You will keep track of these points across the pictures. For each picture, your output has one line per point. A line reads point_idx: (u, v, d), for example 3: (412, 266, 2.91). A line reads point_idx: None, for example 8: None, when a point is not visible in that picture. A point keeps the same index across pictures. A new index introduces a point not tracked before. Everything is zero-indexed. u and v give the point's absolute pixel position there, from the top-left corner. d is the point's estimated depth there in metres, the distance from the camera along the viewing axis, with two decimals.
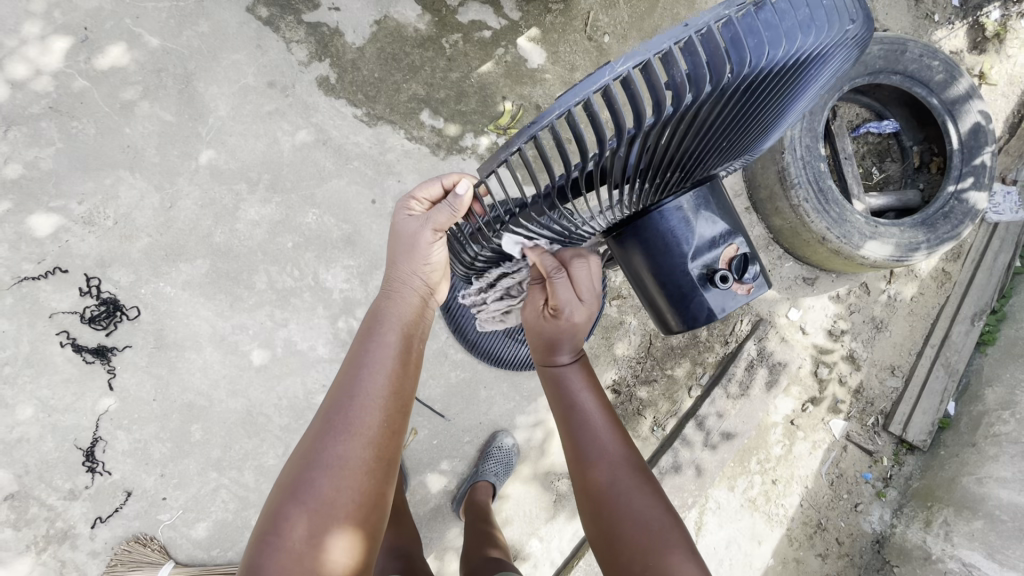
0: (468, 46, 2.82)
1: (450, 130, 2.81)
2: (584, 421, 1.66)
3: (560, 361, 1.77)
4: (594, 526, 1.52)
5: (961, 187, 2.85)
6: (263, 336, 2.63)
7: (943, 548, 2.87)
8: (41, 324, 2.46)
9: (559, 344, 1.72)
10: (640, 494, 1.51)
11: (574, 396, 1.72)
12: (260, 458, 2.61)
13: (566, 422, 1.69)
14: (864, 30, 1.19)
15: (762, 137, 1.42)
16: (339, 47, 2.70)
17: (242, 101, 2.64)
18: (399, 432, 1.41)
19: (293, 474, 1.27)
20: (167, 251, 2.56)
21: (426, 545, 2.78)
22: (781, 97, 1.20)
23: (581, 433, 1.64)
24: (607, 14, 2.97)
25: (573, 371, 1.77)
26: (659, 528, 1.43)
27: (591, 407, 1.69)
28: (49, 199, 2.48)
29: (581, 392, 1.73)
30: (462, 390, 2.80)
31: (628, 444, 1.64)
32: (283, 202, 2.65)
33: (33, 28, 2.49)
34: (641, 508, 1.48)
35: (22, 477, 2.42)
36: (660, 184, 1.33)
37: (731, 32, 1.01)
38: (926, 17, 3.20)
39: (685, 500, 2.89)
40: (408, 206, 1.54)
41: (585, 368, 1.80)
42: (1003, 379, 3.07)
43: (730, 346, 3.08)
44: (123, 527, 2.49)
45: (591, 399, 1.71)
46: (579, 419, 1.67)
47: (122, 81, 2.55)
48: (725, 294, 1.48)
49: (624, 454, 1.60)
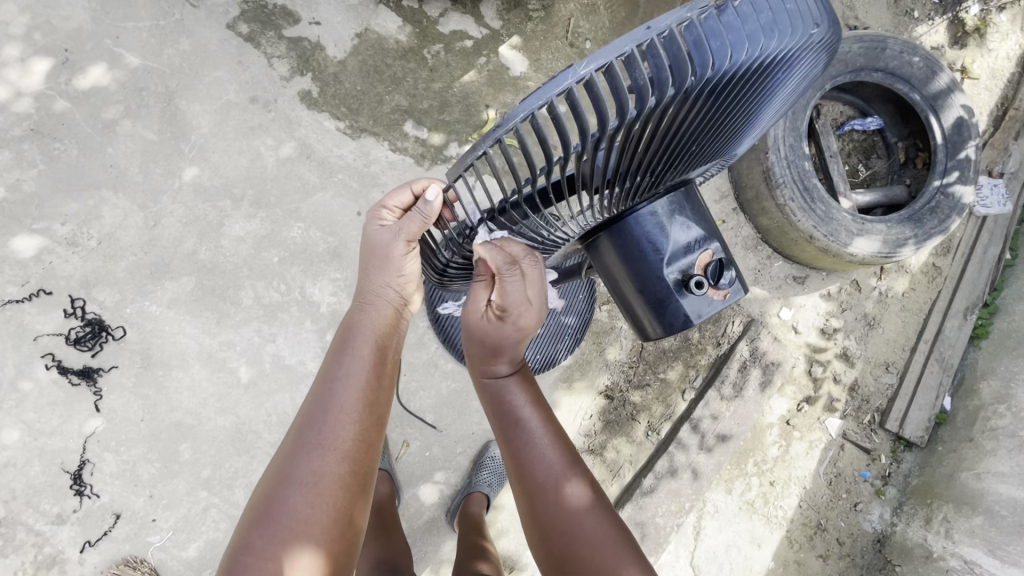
0: (450, 56, 2.83)
1: (435, 139, 2.80)
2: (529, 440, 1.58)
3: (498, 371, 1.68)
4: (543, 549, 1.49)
5: (947, 181, 2.85)
6: (251, 352, 2.61)
7: (943, 545, 2.85)
8: (27, 347, 2.44)
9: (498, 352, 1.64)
10: (590, 513, 1.47)
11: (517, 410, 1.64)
12: (251, 475, 2.59)
13: (510, 439, 1.61)
14: (831, 34, 1.19)
15: (735, 141, 1.41)
16: (321, 60, 2.71)
17: (225, 117, 2.64)
18: (374, 446, 1.40)
19: (267, 492, 1.25)
20: (152, 269, 2.54)
21: (421, 559, 2.75)
22: (749, 101, 1.20)
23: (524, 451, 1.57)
24: (587, 20, 2.98)
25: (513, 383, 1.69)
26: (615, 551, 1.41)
27: (533, 423, 1.62)
28: (31, 221, 2.47)
29: (523, 408, 1.64)
30: (454, 400, 2.78)
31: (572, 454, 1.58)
32: (268, 216, 2.64)
33: (13, 50, 2.49)
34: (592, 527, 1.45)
35: (10, 503, 2.39)
36: (631, 189, 1.31)
37: (693, 35, 1.01)
38: (905, 13, 3.22)
39: (682, 504, 2.84)
40: (378, 216, 1.52)
41: (524, 378, 1.72)
42: (997, 373, 3.06)
43: (722, 348, 3.07)
44: (113, 550, 2.46)
45: (536, 416, 1.63)
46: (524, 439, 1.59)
47: (104, 100, 2.55)
48: (702, 300, 1.47)
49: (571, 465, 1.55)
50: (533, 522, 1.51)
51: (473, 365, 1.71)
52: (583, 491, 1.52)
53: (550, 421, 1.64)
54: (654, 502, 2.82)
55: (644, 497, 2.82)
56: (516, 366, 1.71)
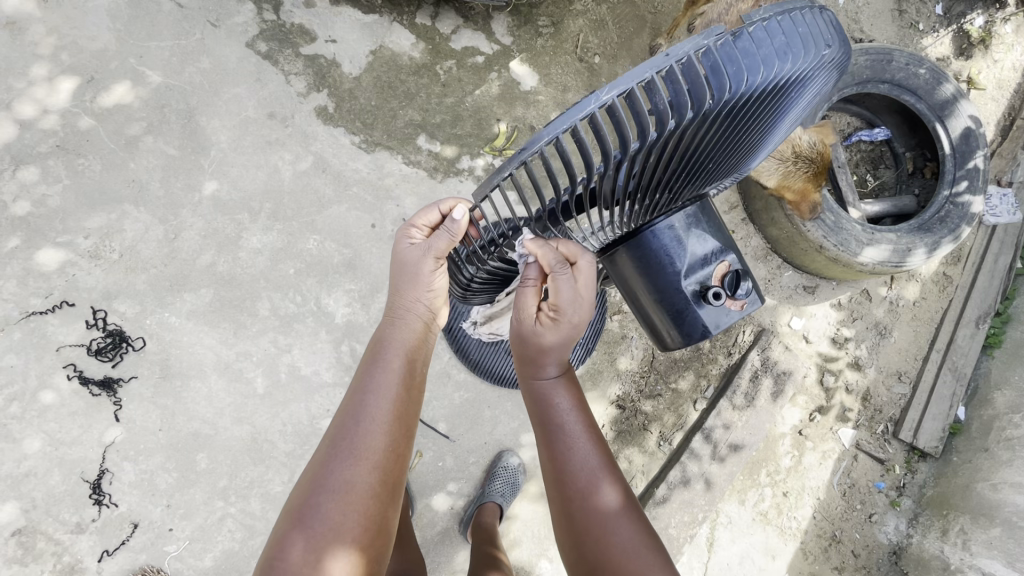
0: (462, 72, 2.89)
1: (447, 152, 2.86)
2: (568, 443, 1.59)
3: (546, 375, 1.68)
4: (575, 548, 1.50)
5: (956, 191, 2.87)
6: (267, 362, 2.65)
7: (961, 557, 2.82)
8: (48, 358, 2.48)
9: (543, 359, 1.64)
10: (620, 523, 1.48)
11: (558, 414, 1.64)
12: (266, 485, 2.62)
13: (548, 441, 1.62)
14: (841, 54, 1.24)
15: (750, 157, 1.46)
16: (337, 76, 2.77)
17: (243, 133, 2.70)
18: (403, 456, 1.42)
19: (299, 500, 1.28)
20: (171, 281, 2.59)
21: (435, 569, 2.76)
22: (764, 120, 1.25)
23: (560, 454, 1.58)
24: (596, 36, 3.04)
25: (559, 387, 1.68)
26: (643, 558, 1.42)
27: (575, 427, 1.63)
28: (56, 234, 2.52)
29: (572, 425, 1.63)
30: (467, 410, 2.80)
31: (608, 462, 1.59)
32: (285, 229, 2.69)
33: (41, 69, 2.57)
34: (620, 535, 1.46)
35: (30, 512, 2.42)
36: (650, 205, 1.35)
37: (710, 60, 1.05)
38: (911, 26, 3.25)
39: (695, 515, 2.84)
40: (407, 234, 1.56)
41: (570, 384, 1.72)
42: (1012, 382, 3.05)
43: (734, 357, 3.08)
44: (131, 560, 2.49)
45: (578, 420, 1.64)
46: (561, 441, 1.60)
47: (128, 117, 2.62)
48: (719, 310, 1.51)
49: (609, 474, 1.56)
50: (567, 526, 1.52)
51: (521, 371, 1.70)
52: (615, 492, 1.53)
53: (591, 429, 1.65)
54: (667, 513, 2.82)
55: (657, 507, 2.82)
56: (563, 372, 1.71)
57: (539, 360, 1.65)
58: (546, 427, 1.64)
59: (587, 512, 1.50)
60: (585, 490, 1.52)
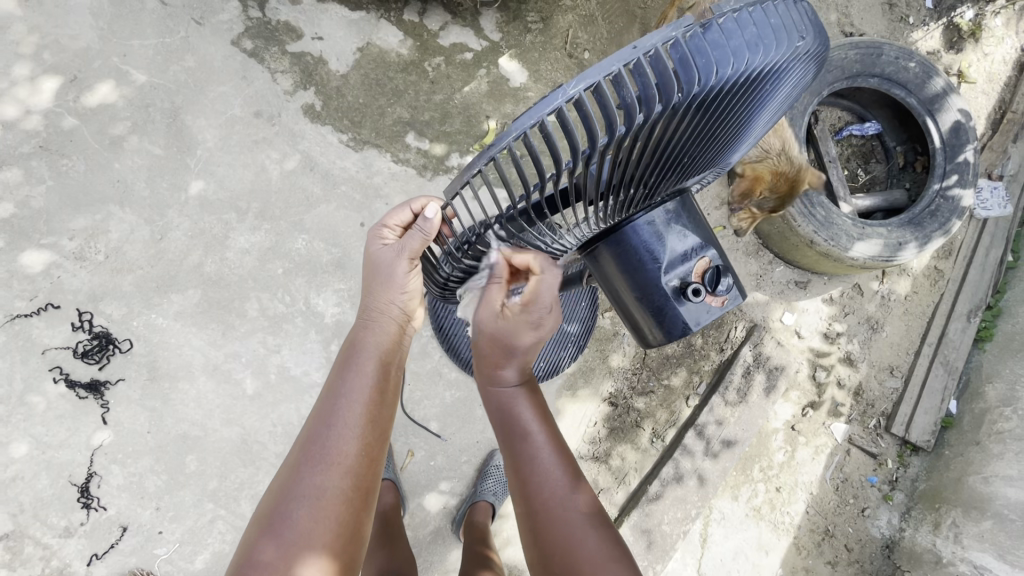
0: (451, 68, 2.87)
1: (436, 150, 2.84)
2: (532, 451, 1.61)
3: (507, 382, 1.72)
4: (538, 556, 1.49)
5: (946, 185, 2.87)
6: (256, 363, 2.63)
7: (953, 550, 2.83)
8: (34, 361, 2.46)
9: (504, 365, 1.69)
10: (586, 529, 1.47)
11: (522, 422, 1.67)
12: (256, 486, 2.60)
13: (513, 449, 1.64)
14: (817, 45, 1.23)
15: (728, 151, 1.44)
16: (324, 74, 2.75)
17: (229, 131, 2.67)
18: (377, 461, 1.41)
19: (269, 508, 1.28)
20: (158, 282, 2.57)
21: (427, 569, 2.75)
22: (739, 113, 1.23)
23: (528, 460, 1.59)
24: (586, 31, 3.03)
25: (520, 395, 1.72)
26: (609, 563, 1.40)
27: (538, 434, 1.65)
28: (40, 236, 2.50)
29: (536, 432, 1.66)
30: (458, 409, 2.78)
31: (573, 469, 1.60)
32: (273, 228, 2.67)
33: (23, 69, 2.54)
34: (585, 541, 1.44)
35: (17, 516, 2.40)
36: (626, 201, 1.33)
37: (679, 53, 1.03)
38: (901, 19, 3.24)
39: (688, 511, 2.84)
40: (380, 235, 1.54)
41: (531, 392, 1.76)
42: (1003, 375, 3.05)
43: (726, 353, 3.07)
44: (120, 563, 2.47)
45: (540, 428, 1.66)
46: (526, 449, 1.62)
47: (112, 117, 2.59)
48: (700, 307, 1.48)
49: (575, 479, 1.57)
50: (534, 533, 1.51)
51: (481, 379, 1.75)
52: (581, 496, 1.53)
53: (555, 438, 1.67)
54: (660, 510, 2.81)
55: (650, 504, 2.82)
56: (525, 382, 1.76)
57: (499, 365, 1.69)
58: (511, 434, 1.67)
59: (551, 517, 1.49)
60: (551, 498, 1.52)
